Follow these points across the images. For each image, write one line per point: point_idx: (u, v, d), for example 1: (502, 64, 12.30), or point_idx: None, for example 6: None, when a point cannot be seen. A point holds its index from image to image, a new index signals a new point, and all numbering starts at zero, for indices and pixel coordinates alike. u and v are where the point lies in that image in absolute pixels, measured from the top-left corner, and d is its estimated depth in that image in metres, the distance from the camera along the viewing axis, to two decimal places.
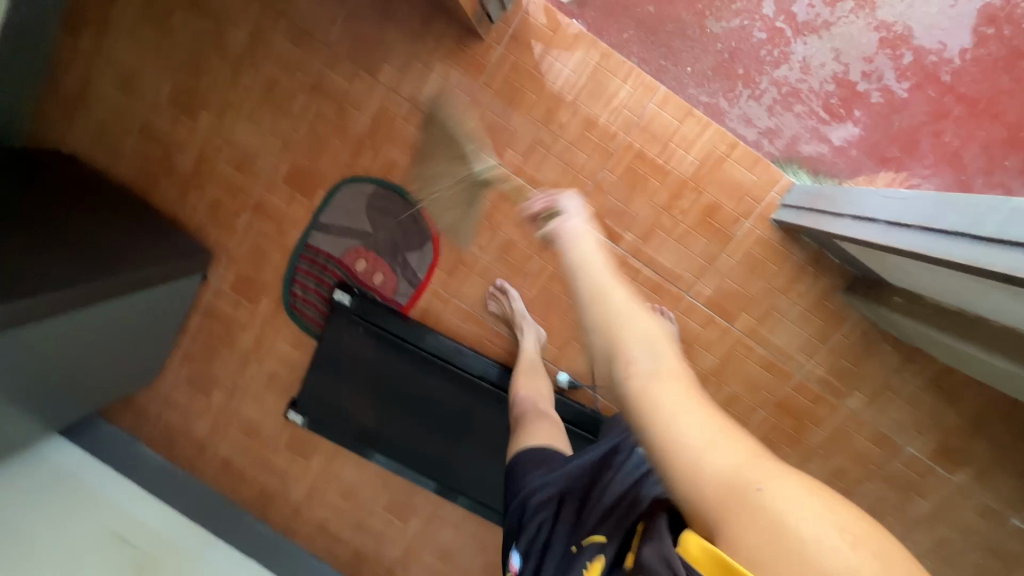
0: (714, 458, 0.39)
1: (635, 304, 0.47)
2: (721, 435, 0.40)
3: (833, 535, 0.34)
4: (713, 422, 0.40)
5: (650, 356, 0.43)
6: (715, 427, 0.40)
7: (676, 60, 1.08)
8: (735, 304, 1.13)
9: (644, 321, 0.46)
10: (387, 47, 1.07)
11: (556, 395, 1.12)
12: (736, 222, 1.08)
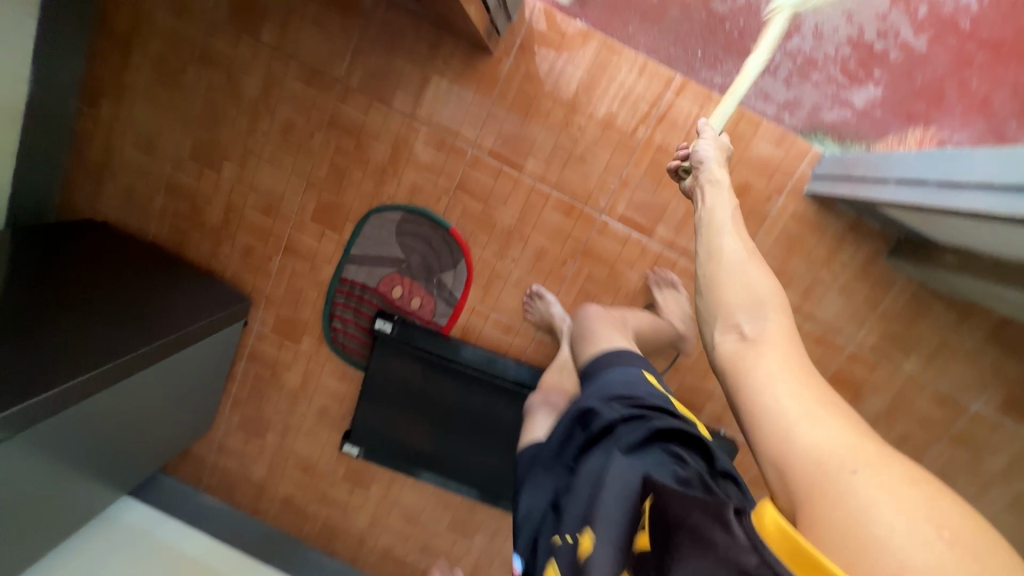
0: (806, 430, 0.47)
1: (755, 276, 0.62)
2: (819, 414, 0.48)
3: (910, 521, 0.39)
4: (810, 401, 0.50)
5: (757, 321, 0.58)
6: (812, 404, 0.49)
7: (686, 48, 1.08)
8: (777, 282, 1.11)
9: (759, 289, 0.61)
10: (398, 74, 1.07)
11: None
12: (768, 200, 1.07)
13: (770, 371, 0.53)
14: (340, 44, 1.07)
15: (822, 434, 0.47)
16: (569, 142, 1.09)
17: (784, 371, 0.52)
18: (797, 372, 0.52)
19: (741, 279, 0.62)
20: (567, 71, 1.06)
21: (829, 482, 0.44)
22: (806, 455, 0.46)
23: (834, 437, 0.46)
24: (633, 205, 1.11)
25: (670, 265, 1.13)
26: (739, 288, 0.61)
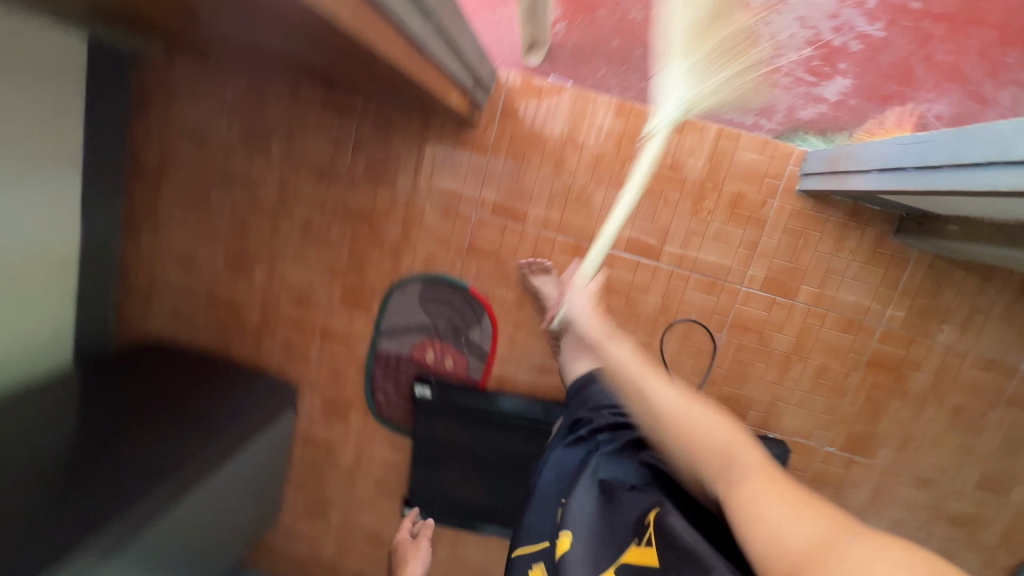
0: (793, 537, 0.53)
1: (689, 410, 0.69)
2: (797, 520, 0.54)
3: None
4: (785, 509, 0.56)
5: (722, 455, 0.64)
6: (786, 512, 0.55)
7: (655, 80, 1.16)
8: (791, 280, 1.14)
9: (701, 422, 0.67)
10: (397, 159, 1.17)
11: None
12: (764, 204, 1.11)
13: (750, 492, 0.59)
14: (341, 143, 1.17)
15: (803, 523, 0.54)
16: (565, 188, 1.16)
17: (763, 488, 0.59)
18: (764, 485, 0.59)
19: (695, 419, 0.68)
20: (549, 124, 1.13)
21: (823, 560, 0.49)
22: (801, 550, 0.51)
23: (812, 532, 0.52)
24: (636, 233, 1.16)
25: (683, 282, 1.16)
26: (701, 429, 0.66)
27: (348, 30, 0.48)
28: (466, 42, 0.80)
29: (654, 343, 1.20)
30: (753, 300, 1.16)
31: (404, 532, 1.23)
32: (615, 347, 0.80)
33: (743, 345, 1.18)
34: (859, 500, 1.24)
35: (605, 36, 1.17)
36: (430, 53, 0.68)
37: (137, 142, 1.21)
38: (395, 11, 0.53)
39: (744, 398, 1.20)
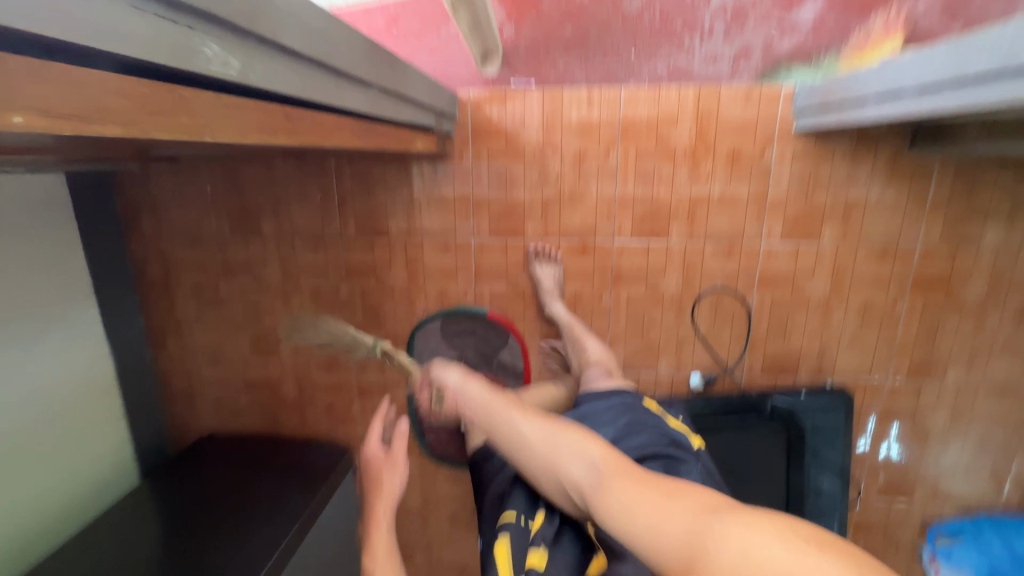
0: (668, 533, 0.53)
1: (563, 437, 0.75)
2: (682, 516, 0.54)
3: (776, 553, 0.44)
4: (661, 509, 0.56)
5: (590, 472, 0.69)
6: (661, 512, 0.56)
7: (618, 57, 1.12)
8: (812, 223, 1.08)
9: (579, 448, 0.73)
10: (383, 207, 1.16)
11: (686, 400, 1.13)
12: (763, 153, 1.06)
13: (611, 492, 0.63)
14: (326, 206, 1.17)
15: (671, 513, 0.55)
16: (555, 191, 1.13)
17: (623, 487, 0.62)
18: (627, 486, 0.62)
19: (557, 445, 0.75)
20: (523, 132, 1.10)
21: (699, 552, 0.49)
22: (677, 539, 0.52)
23: (682, 527, 0.53)
24: (639, 217, 1.12)
25: (699, 253, 1.12)
26: (560, 456, 0.74)
27: (286, 139, 0.47)
28: (416, 89, 0.78)
29: (685, 321, 1.16)
30: (776, 253, 1.11)
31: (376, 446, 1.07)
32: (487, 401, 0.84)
33: (777, 300, 1.13)
34: (938, 425, 1.19)
35: (556, 25, 1.13)
36: (381, 116, 0.67)
37: (138, 257, 1.24)
38: (329, 100, 0.52)
39: (792, 352, 1.16)
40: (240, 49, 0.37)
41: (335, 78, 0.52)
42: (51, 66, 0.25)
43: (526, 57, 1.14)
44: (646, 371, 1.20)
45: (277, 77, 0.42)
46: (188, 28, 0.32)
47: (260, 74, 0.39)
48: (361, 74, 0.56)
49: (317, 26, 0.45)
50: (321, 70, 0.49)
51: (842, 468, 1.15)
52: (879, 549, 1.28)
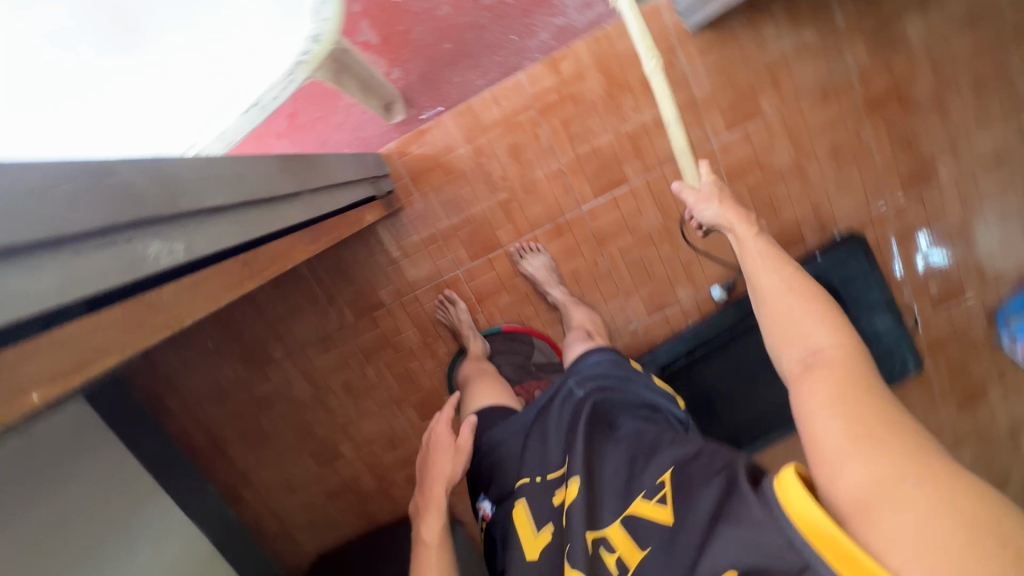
0: (851, 468, 0.49)
1: (804, 305, 0.64)
2: (879, 462, 0.48)
3: (940, 530, 0.42)
4: (861, 435, 0.51)
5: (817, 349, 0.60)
6: (853, 442, 0.50)
7: (501, 48, 1.13)
8: (748, 102, 1.10)
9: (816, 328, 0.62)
10: (367, 282, 1.19)
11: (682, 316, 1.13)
12: (672, 65, 1.07)
13: (810, 380, 0.58)
14: (319, 307, 1.21)
15: (844, 428, 0.52)
16: (508, 191, 1.15)
17: (823, 380, 0.56)
18: (847, 414, 0.53)
19: (791, 317, 0.64)
20: (454, 156, 1.14)
21: (868, 509, 0.46)
22: (855, 484, 0.48)
23: (868, 471, 0.48)
24: (594, 176, 1.14)
25: (663, 180, 1.14)
26: (800, 329, 0.63)
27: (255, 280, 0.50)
28: (343, 171, 0.81)
29: (681, 246, 1.18)
30: (731, 144, 1.12)
31: (445, 426, 0.86)
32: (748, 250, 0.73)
33: (753, 185, 1.15)
34: (957, 220, 1.19)
35: (434, 48, 1.11)
36: (323, 213, 0.70)
37: (180, 434, 1.28)
38: (271, 226, 0.55)
39: (791, 224, 1.17)
40: (177, 233, 0.39)
41: (268, 206, 0.55)
42: (40, 340, 0.27)
43: (424, 89, 1.16)
44: (670, 307, 1.22)
45: (219, 235, 0.45)
46: (127, 242, 0.34)
47: (205, 243, 0.42)
48: (289, 190, 0.59)
49: (229, 175, 0.48)
50: (254, 207, 0.52)
51: (891, 304, 1.14)
52: (961, 359, 1.28)
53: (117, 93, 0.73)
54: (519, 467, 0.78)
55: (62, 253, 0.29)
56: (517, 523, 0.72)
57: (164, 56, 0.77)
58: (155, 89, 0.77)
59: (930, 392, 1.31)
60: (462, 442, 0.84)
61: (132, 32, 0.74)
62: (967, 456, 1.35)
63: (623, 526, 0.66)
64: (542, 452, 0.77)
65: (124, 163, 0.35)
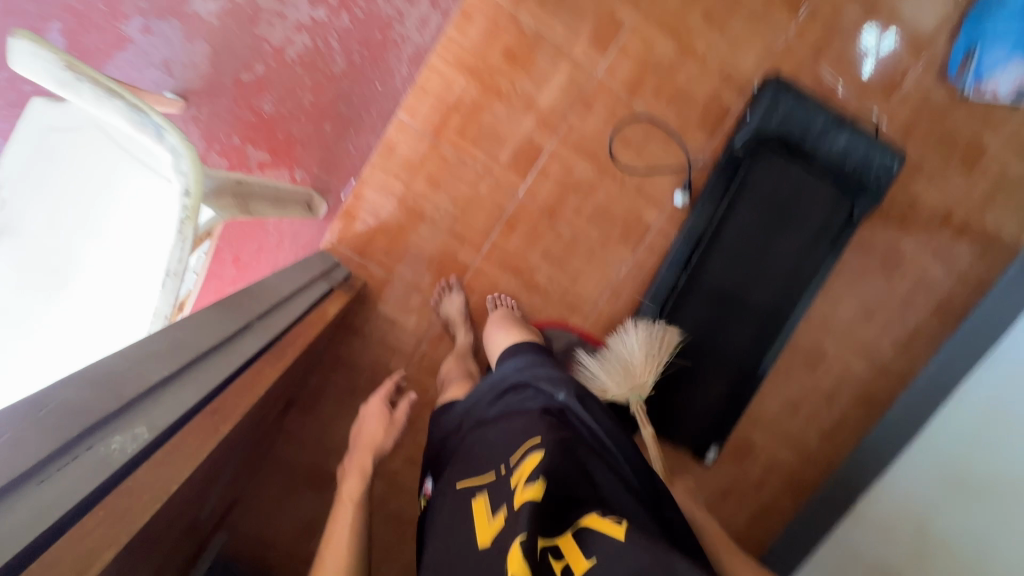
0: None
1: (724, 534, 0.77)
2: None
3: None
4: None
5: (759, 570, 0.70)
6: None
7: (374, 99, 1.19)
8: (607, 21, 1.10)
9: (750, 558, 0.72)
10: (374, 364, 1.22)
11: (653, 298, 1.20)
12: (522, 30, 1.08)
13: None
14: (348, 408, 1.23)
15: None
16: (448, 218, 1.17)
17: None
18: None
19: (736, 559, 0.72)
20: (386, 215, 1.16)
21: None
22: None
23: None
24: (514, 162, 1.15)
25: (574, 130, 1.15)
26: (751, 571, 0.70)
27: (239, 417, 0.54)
28: (290, 282, 0.85)
29: (625, 177, 1.18)
30: (614, 65, 1.12)
31: (378, 403, 0.96)
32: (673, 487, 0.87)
33: (656, 89, 1.14)
34: (856, 12, 1.17)
35: (317, 131, 1.20)
36: (282, 329, 0.74)
37: None
38: (233, 365, 0.58)
39: (709, 102, 1.17)
40: (136, 419, 0.43)
41: (220, 352, 0.59)
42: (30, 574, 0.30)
43: (330, 173, 1.22)
44: (647, 235, 1.22)
45: (180, 399, 0.48)
46: (88, 448, 0.38)
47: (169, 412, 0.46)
48: (234, 327, 0.63)
49: (171, 342, 0.52)
50: (204, 359, 0.55)
51: (839, 119, 1.12)
52: (942, 130, 1.25)
53: (57, 330, 0.61)
54: (477, 456, 0.71)
55: (27, 490, 0.33)
56: (475, 505, 0.63)
57: (99, 274, 0.64)
58: (85, 310, 0.63)
59: (930, 175, 1.27)
60: (396, 415, 0.93)
61: (61, 269, 0.63)
62: (1002, 211, 1.31)
63: (574, 538, 0.55)
64: (500, 443, 0.70)
65: (62, 384, 0.39)
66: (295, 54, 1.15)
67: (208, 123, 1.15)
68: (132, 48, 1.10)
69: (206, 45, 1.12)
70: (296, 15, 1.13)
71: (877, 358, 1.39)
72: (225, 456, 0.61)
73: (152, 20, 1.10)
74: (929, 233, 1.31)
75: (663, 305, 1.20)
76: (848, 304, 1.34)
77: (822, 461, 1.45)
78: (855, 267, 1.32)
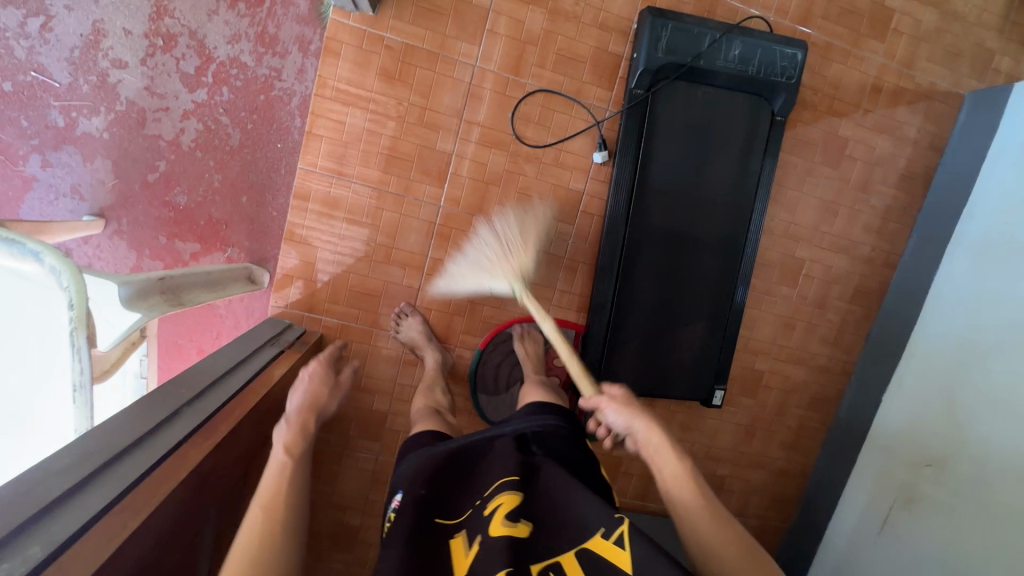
0: None
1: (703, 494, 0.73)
2: None
3: None
4: None
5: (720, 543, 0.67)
6: None
7: (278, 158, 1.19)
8: (470, 11, 1.10)
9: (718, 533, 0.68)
10: (357, 409, 1.21)
11: (600, 285, 1.17)
12: (391, 47, 1.08)
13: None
14: (347, 461, 1.23)
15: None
16: (381, 249, 1.16)
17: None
18: None
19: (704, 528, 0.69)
20: (321, 264, 1.15)
21: None
22: None
23: None
24: (426, 175, 1.15)
25: (474, 126, 1.14)
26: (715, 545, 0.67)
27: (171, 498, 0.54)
28: (224, 360, 0.86)
29: (539, 153, 1.17)
30: (490, 50, 1.12)
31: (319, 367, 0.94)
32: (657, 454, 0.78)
33: (540, 60, 1.13)
34: None
35: (235, 208, 1.20)
36: (218, 407, 0.73)
37: None
38: (157, 452, 0.58)
39: (598, 55, 1.15)
40: (26, 543, 0.42)
41: (144, 445, 0.58)
42: None
43: (261, 242, 1.22)
44: (580, 203, 1.20)
45: (84, 508, 0.47)
46: None
47: (66, 525, 0.45)
48: (158, 418, 0.63)
49: (75, 455, 0.52)
50: (116, 461, 0.54)
51: (727, 29, 1.08)
52: (839, 7, 1.21)
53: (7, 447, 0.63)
54: (451, 491, 0.73)
55: None
56: (451, 544, 0.64)
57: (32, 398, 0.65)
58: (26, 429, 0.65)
59: (844, 52, 1.23)
60: (339, 380, 0.95)
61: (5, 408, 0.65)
62: (929, 65, 1.27)
63: (574, 553, 0.61)
64: (476, 486, 0.72)
65: None
66: (191, 140, 1.16)
67: (132, 231, 1.17)
68: (40, 185, 1.13)
69: (106, 159, 1.14)
70: (179, 104, 1.15)
71: (855, 249, 1.34)
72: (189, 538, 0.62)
73: (49, 152, 1.12)
74: (865, 110, 1.27)
75: (618, 262, 1.16)
76: (808, 206, 1.29)
77: (837, 369, 1.39)
78: (801, 166, 1.27)
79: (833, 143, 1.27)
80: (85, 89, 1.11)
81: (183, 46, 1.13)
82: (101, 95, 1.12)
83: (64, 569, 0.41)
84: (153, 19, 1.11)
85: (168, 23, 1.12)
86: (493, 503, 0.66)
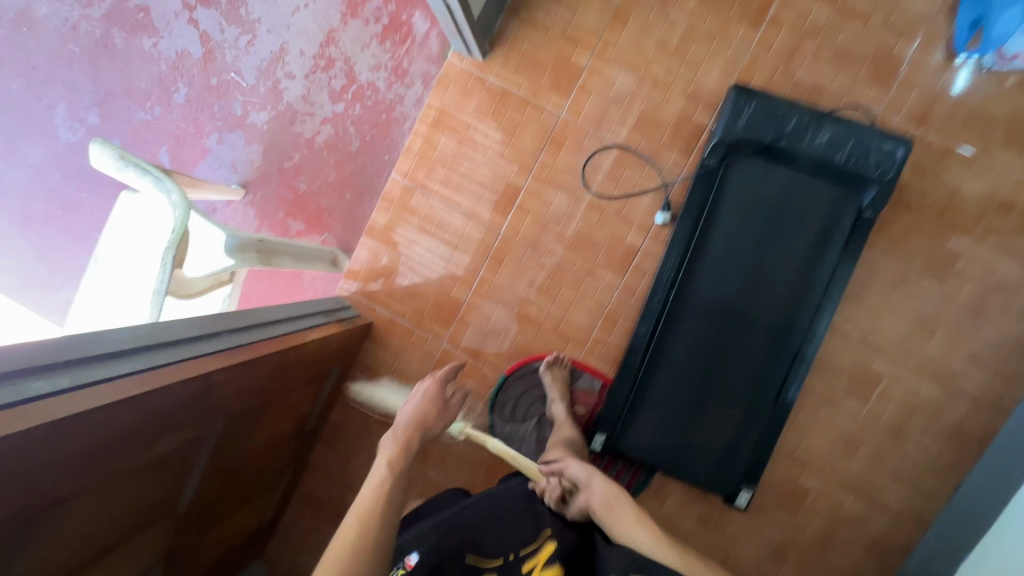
0: None
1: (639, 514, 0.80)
2: None
3: None
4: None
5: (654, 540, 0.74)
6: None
7: (383, 167, 1.40)
8: (566, 67, 1.21)
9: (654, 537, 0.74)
10: (383, 398, 1.31)
11: (633, 338, 1.16)
12: (491, 89, 1.23)
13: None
14: (363, 442, 1.32)
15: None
16: (440, 259, 1.29)
17: None
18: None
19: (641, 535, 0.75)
20: (389, 258, 1.30)
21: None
22: None
23: None
24: (495, 202, 1.26)
25: (547, 167, 1.23)
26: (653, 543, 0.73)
27: (178, 387, 0.68)
28: (278, 313, 1.03)
29: (603, 203, 1.22)
30: (577, 103, 1.22)
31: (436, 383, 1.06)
32: (601, 488, 0.85)
33: (621, 118, 1.20)
34: (831, 12, 1.14)
35: (340, 201, 1.42)
36: (250, 341, 0.87)
37: None
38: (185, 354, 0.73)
39: (679, 122, 1.19)
40: (60, 374, 0.57)
41: (180, 345, 0.74)
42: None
43: (351, 233, 1.43)
44: (634, 258, 1.22)
45: (116, 368, 0.62)
46: (29, 382, 0.53)
47: (97, 374, 0.60)
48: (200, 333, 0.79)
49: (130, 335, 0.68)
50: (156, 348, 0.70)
51: (817, 115, 1.05)
52: (965, 112, 1.12)
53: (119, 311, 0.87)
54: (483, 537, 0.79)
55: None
56: None
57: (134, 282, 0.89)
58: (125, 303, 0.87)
59: (967, 160, 1.12)
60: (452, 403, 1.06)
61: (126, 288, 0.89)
62: None
63: None
64: (511, 536, 0.80)
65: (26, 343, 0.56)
66: (322, 141, 1.42)
67: (261, 203, 1.44)
68: (211, 156, 1.45)
69: (260, 145, 1.44)
70: (322, 112, 1.41)
71: (953, 381, 1.14)
72: (192, 435, 0.75)
73: (224, 133, 1.45)
74: (987, 225, 1.12)
75: (657, 323, 1.14)
76: (896, 317, 1.15)
77: (906, 515, 1.18)
78: (893, 272, 1.14)
79: (936, 255, 1.13)
80: (262, 91, 1.43)
81: (337, 68, 1.40)
82: (271, 97, 1.43)
83: (76, 398, 0.55)
84: (322, 45, 1.40)
85: (330, 49, 1.40)
86: (529, 561, 0.74)
